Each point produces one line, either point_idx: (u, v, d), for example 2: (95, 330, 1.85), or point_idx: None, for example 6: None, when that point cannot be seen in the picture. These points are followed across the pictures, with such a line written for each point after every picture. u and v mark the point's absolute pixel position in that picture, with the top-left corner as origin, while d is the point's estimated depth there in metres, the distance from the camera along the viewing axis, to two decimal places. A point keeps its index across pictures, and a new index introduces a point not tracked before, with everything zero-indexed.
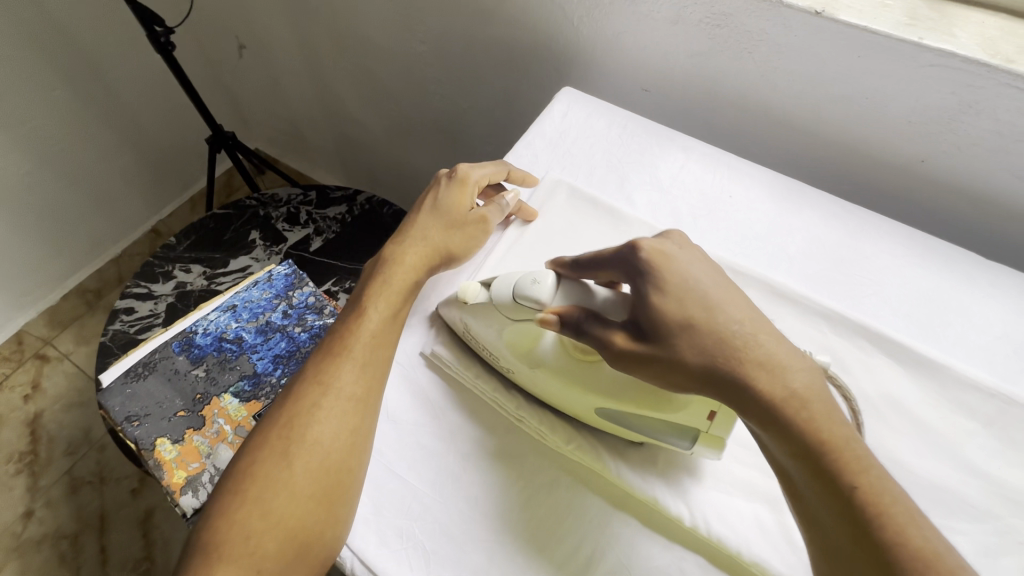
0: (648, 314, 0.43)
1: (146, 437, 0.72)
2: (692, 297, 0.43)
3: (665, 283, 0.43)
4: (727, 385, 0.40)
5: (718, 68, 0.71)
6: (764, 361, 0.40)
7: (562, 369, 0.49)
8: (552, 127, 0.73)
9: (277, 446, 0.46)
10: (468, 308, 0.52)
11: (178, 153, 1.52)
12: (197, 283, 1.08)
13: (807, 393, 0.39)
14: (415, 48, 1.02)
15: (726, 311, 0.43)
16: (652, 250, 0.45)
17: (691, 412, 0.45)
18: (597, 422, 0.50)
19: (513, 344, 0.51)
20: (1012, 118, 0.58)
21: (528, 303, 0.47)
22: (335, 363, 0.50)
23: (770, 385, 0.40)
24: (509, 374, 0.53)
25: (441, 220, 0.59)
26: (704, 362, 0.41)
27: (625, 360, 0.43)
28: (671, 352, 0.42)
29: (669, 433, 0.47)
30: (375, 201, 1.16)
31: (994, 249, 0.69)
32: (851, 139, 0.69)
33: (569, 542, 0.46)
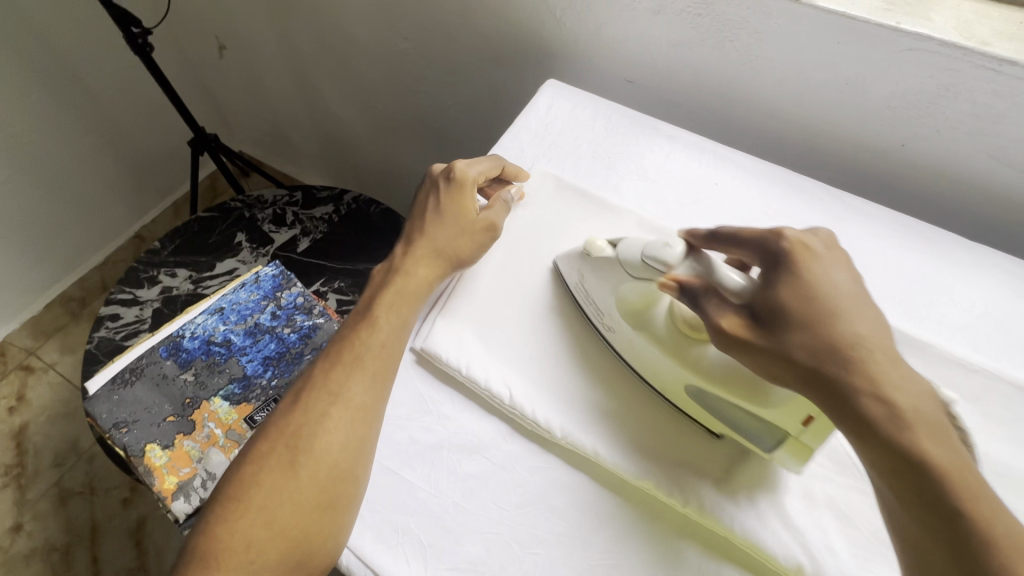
0: (768, 301, 0.42)
1: (135, 443, 0.71)
2: (821, 302, 0.41)
3: (800, 281, 0.42)
4: (831, 391, 0.38)
5: (703, 58, 0.71)
6: (880, 379, 0.37)
7: (667, 338, 0.50)
8: (537, 119, 0.72)
9: (285, 454, 0.44)
10: (591, 262, 0.54)
11: (161, 155, 1.50)
12: (183, 287, 1.06)
13: (918, 415, 0.36)
14: (399, 46, 1.02)
15: (849, 322, 0.40)
16: (795, 242, 0.43)
17: (784, 415, 0.43)
18: (682, 399, 0.50)
19: (627, 302, 0.52)
20: (988, 99, 0.59)
21: (653, 263, 0.48)
22: (344, 373, 0.48)
23: (878, 399, 0.37)
24: (608, 333, 0.54)
25: (449, 227, 0.56)
26: (813, 363, 0.39)
27: (724, 339, 0.43)
28: (783, 347, 0.40)
29: (755, 431, 0.46)
30: (361, 200, 1.15)
31: (975, 230, 0.70)
32: (835, 126, 0.69)
33: (565, 532, 0.46)
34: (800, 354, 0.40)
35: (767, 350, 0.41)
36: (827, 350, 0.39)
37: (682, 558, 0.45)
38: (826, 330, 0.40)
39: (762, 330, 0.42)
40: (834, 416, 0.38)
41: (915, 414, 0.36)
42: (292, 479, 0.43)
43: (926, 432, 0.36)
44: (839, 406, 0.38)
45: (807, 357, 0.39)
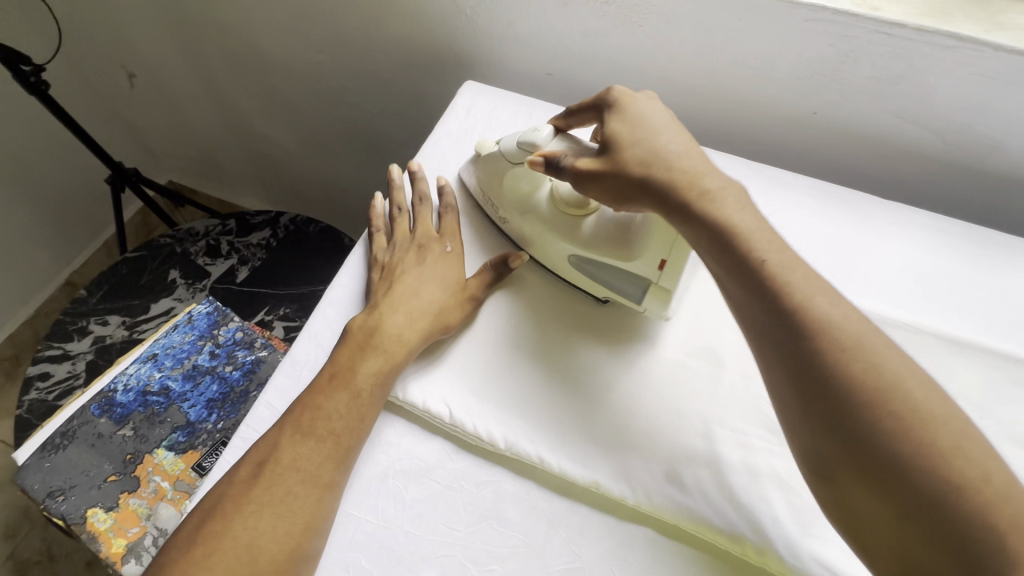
0: (606, 138, 0.49)
1: (74, 511, 0.67)
2: (640, 125, 0.49)
3: (623, 116, 0.50)
4: (656, 189, 0.46)
5: (616, 45, 0.71)
6: (693, 171, 0.45)
7: (550, 215, 0.56)
8: (456, 123, 0.71)
9: (238, 535, 0.42)
10: (480, 161, 0.60)
11: (82, 197, 1.41)
12: (117, 334, 1.01)
13: (723, 191, 0.44)
14: (313, 58, 0.98)
15: (662, 135, 0.48)
16: (621, 91, 0.52)
17: (644, 263, 0.51)
18: (566, 270, 0.57)
19: (513, 191, 0.58)
20: (885, 63, 0.60)
21: (527, 147, 0.54)
22: (316, 449, 0.46)
23: (685, 181, 0.45)
24: (503, 224, 0.61)
25: (440, 290, 0.55)
26: (640, 170, 0.46)
27: (582, 179, 0.49)
28: (619, 166, 0.47)
29: (626, 284, 0.54)
30: (298, 219, 1.12)
31: (891, 187, 0.73)
32: (750, 100, 0.70)
33: (518, 544, 0.45)
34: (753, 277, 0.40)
35: (609, 175, 0.48)
36: (650, 160, 0.46)
37: (636, 551, 0.46)
38: (776, 262, 0.41)
39: (711, 245, 0.43)
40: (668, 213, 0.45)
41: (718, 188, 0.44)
42: (250, 563, 0.41)
43: (730, 201, 0.44)
44: (675, 206, 0.45)
45: (714, 232, 0.43)
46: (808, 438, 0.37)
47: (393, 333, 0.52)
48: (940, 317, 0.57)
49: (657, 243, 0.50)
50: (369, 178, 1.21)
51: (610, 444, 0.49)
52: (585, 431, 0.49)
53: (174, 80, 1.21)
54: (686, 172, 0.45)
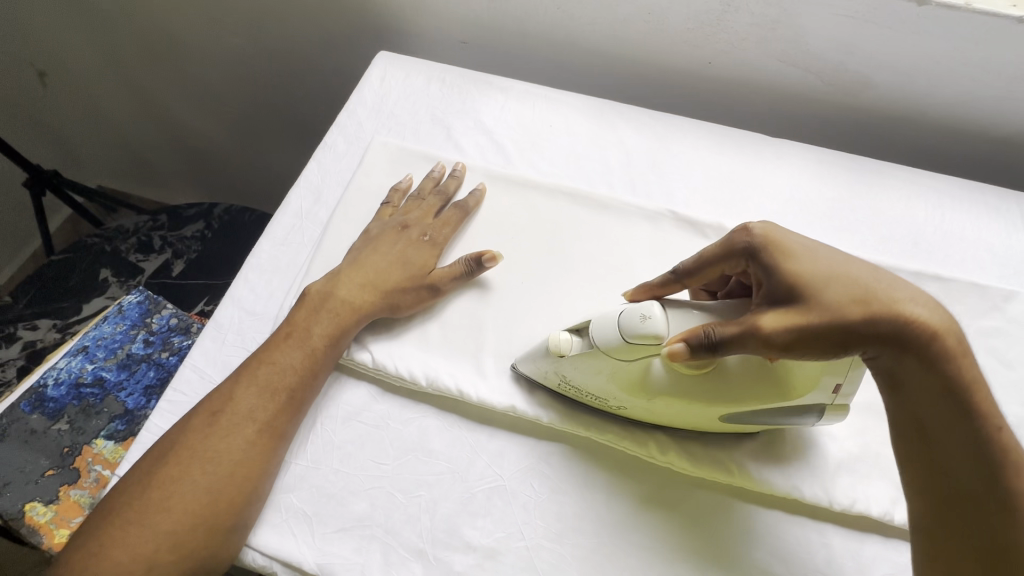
0: (784, 279, 0.40)
1: (11, 507, 0.66)
2: (826, 255, 0.41)
3: (793, 251, 0.41)
4: (885, 333, 0.38)
5: (520, 8, 0.74)
6: (915, 302, 0.39)
7: (682, 395, 0.45)
8: (371, 93, 0.72)
9: (196, 480, 0.44)
10: (568, 363, 0.47)
11: (9, 209, 1.30)
12: (48, 337, 0.98)
13: (958, 338, 0.38)
14: (231, 42, 0.97)
15: (862, 264, 0.41)
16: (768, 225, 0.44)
17: (820, 392, 0.43)
18: (720, 424, 0.48)
19: (622, 382, 0.46)
20: (761, 9, 0.65)
21: (643, 339, 0.43)
22: (272, 402, 0.47)
23: (925, 322, 0.38)
24: (620, 410, 0.49)
25: (397, 269, 0.55)
26: (864, 312, 0.38)
27: (773, 338, 0.39)
28: (832, 311, 0.38)
29: (791, 418, 0.46)
30: (232, 209, 1.11)
31: (782, 126, 0.78)
32: (649, 55, 0.75)
33: (443, 470, 0.48)
34: (984, 447, 0.37)
35: (818, 324, 0.38)
36: (865, 296, 0.39)
37: (553, 465, 0.49)
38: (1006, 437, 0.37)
39: (941, 402, 0.38)
40: (894, 361, 0.38)
41: (953, 333, 0.38)
42: (209, 504, 0.43)
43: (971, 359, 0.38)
44: (915, 352, 0.38)
45: (952, 389, 0.37)
46: None
47: (346, 297, 0.53)
48: (823, 238, 0.64)
49: (829, 374, 0.42)
50: (303, 164, 1.20)
51: (530, 373, 0.52)
52: (506, 364, 0.53)
53: (90, 75, 1.16)
54: (915, 308, 0.38)
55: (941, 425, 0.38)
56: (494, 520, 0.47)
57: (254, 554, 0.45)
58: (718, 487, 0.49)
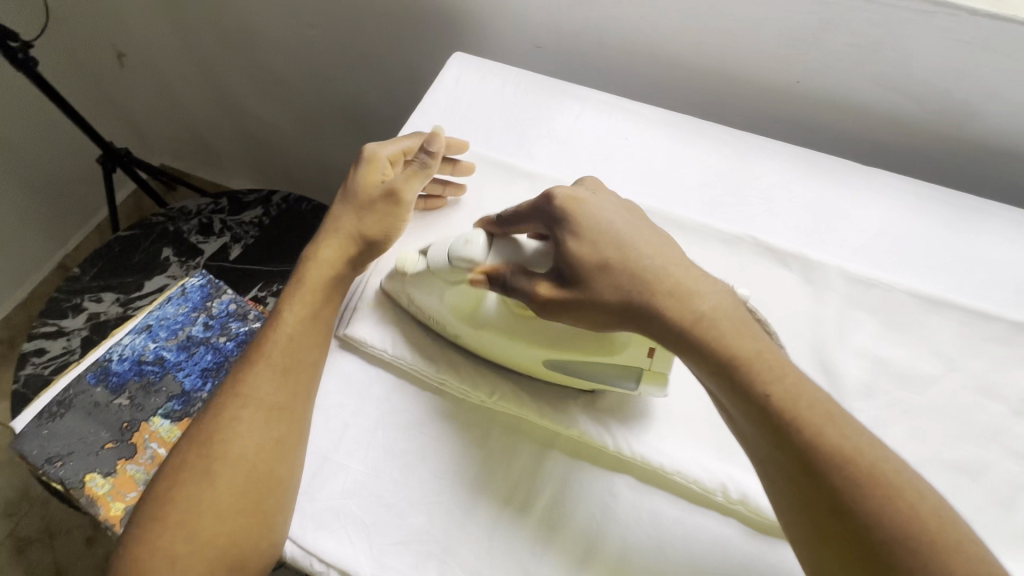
0: (568, 259, 0.44)
1: (72, 475, 0.68)
2: (609, 235, 0.44)
3: (583, 230, 0.45)
4: (645, 318, 0.42)
5: (602, 15, 0.72)
6: (682, 287, 0.42)
7: (507, 328, 0.49)
8: (445, 94, 0.72)
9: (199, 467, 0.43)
10: (407, 280, 0.52)
11: (80, 182, 1.36)
12: (111, 310, 1.02)
13: (721, 316, 0.41)
14: (305, 33, 0.98)
15: (635, 246, 0.44)
16: (566, 198, 0.46)
17: (631, 350, 0.46)
18: (547, 375, 0.51)
19: (455, 306, 0.51)
20: (867, 29, 0.61)
21: (462, 263, 0.48)
22: (263, 377, 0.47)
23: (681, 310, 0.42)
24: (456, 338, 0.53)
25: (351, 209, 0.54)
26: (621, 297, 0.43)
27: (547, 307, 0.45)
28: (591, 294, 0.43)
29: (615, 375, 0.49)
30: (291, 198, 1.12)
31: (870, 154, 0.74)
32: (734, 70, 0.72)
33: (505, 491, 0.47)
34: (761, 409, 0.39)
35: (581, 301, 0.43)
36: (630, 282, 0.43)
37: (618, 495, 0.48)
38: (784, 392, 0.39)
39: (715, 374, 0.41)
40: (656, 335, 0.43)
41: (716, 313, 0.41)
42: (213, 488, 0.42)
43: (730, 326, 0.41)
44: (673, 330, 0.41)
45: (711, 358, 0.40)
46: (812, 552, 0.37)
47: (316, 257, 0.53)
48: (916, 276, 0.59)
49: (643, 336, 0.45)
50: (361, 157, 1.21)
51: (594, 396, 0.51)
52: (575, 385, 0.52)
53: (162, 59, 1.20)
54: (676, 296, 0.42)
55: (721, 394, 0.41)
56: (556, 547, 0.45)
57: (313, 560, 0.45)
58: None
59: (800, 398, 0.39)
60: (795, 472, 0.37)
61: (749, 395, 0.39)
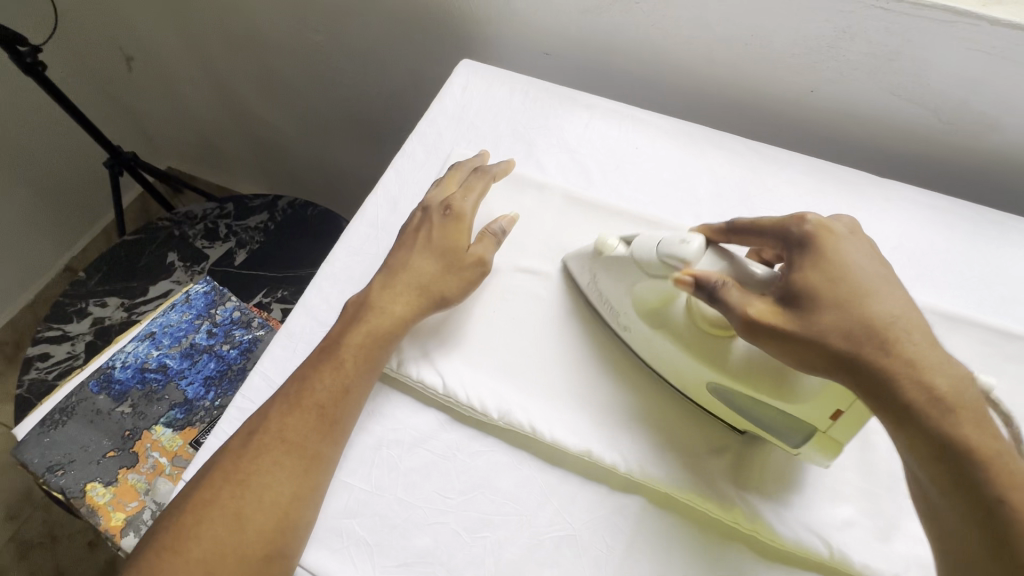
0: (800, 288, 0.41)
1: (73, 485, 0.68)
2: (849, 282, 0.40)
3: (825, 263, 0.41)
4: (869, 373, 0.38)
5: (611, 22, 0.71)
6: (918, 362, 0.37)
7: (688, 334, 0.47)
8: (453, 102, 0.71)
9: (225, 505, 0.42)
10: (602, 262, 0.52)
11: (86, 184, 1.36)
12: (116, 315, 1.01)
13: (959, 401, 0.36)
14: (312, 38, 0.97)
15: (880, 301, 0.40)
16: (818, 226, 0.43)
17: (811, 410, 0.42)
18: (706, 400, 0.48)
19: (640, 300, 0.49)
20: (882, 39, 0.60)
21: (670, 261, 0.46)
22: (301, 420, 0.46)
23: (918, 378, 0.36)
24: (623, 332, 0.52)
25: (435, 261, 0.52)
26: (847, 342, 0.38)
27: (753, 329, 0.41)
28: (814, 334, 0.39)
29: (780, 426, 0.45)
30: (296, 203, 1.11)
31: (884, 165, 0.73)
32: (746, 79, 0.70)
33: (511, 512, 0.46)
34: (977, 506, 0.34)
35: (798, 330, 0.39)
36: (866, 334, 0.38)
37: (627, 518, 0.46)
38: (1022, 501, 0.33)
39: (934, 461, 0.36)
40: (869, 395, 0.38)
41: (956, 397, 0.36)
42: (237, 530, 0.41)
43: (975, 413, 0.36)
44: (894, 399, 0.37)
45: (938, 438, 0.35)
46: None
47: (385, 305, 0.51)
48: (935, 292, 0.58)
49: (834, 392, 0.40)
50: (368, 162, 1.20)
51: (609, 416, 0.49)
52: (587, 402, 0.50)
53: (170, 64, 1.20)
54: (916, 361, 0.37)
55: (936, 487, 0.36)
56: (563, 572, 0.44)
57: None
58: (810, 564, 0.45)
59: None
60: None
61: (970, 491, 0.34)
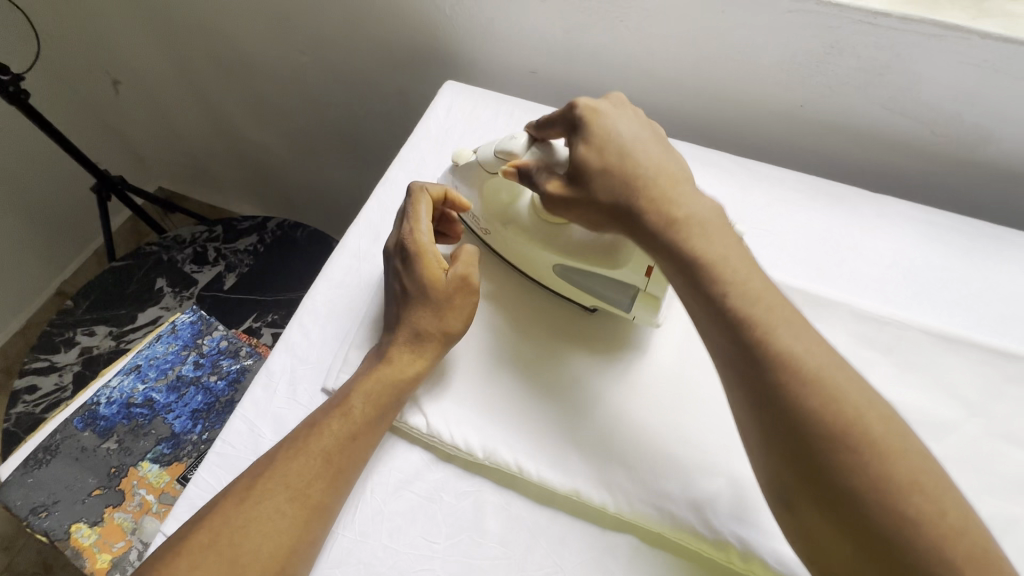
0: (577, 160, 0.48)
1: (58, 527, 0.66)
2: (609, 147, 0.47)
3: (592, 136, 0.48)
4: (631, 217, 0.45)
5: (597, 40, 0.70)
6: (659, 198, 0.45)
7: (530, 225, 0.54)
8: (437, 125, 0.70)
9: (222, 553, 0.40)
10: (458, 170, 0.57)
11: (76, 209, 1.35)
12: (104, 344, 1.00)
13: (692, 221, 0.44)
14: (296, 60, 0.96)
15: (636, 157, 0.47)
16: (586, 107, 0.50)
17: (629, 270, 0.49)
18: (554, 282, 0.55)
19: (492, 201, 0.56)
20: (870, 53, 0.59)
21: (503, 155, 0.52)
22: (307, 466, 0.44)
23: (661, 214, 0.44)
24: (485, 235, 0.58)
25: (428, 305, 0.50)
26: (611, 198, 0.46)
27: (552, 203, 0.48)
28: (589, 192, 0.47)
29: (613, 292, 0.52)
30: (286, 224, 1.10)
31: (878, 179, 0.71)
32: (735, 96, 0.69)
33: (498, 556, 0.45)
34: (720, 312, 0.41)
35: (580, 198, 0.47)
36: (626, 186, 0.46)
37: (620, 560, 0.45)
38: (744, 295, 0.41)
39: (684, 279, 0.43)
40: (636, 238, 0.45)
41: (687, 219, 0.44)
42: None
43: (701, 230, 0.43)
44: (648, 233, 0.44)
45: (679, 257, 0.43)
46: (771, 469, 0.38)
47: (399, 352, 0.49)
48: (932, 312, 0.56)
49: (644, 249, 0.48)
50: (357, 180, 1.19)
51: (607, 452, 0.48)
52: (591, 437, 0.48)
53: (156, 87, 1.19)
54: (662, 199, 0.45)
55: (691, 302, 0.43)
56: None
57: None
58: None
59: (770, 317, 0.40)
60: (748, 374, 0.39)
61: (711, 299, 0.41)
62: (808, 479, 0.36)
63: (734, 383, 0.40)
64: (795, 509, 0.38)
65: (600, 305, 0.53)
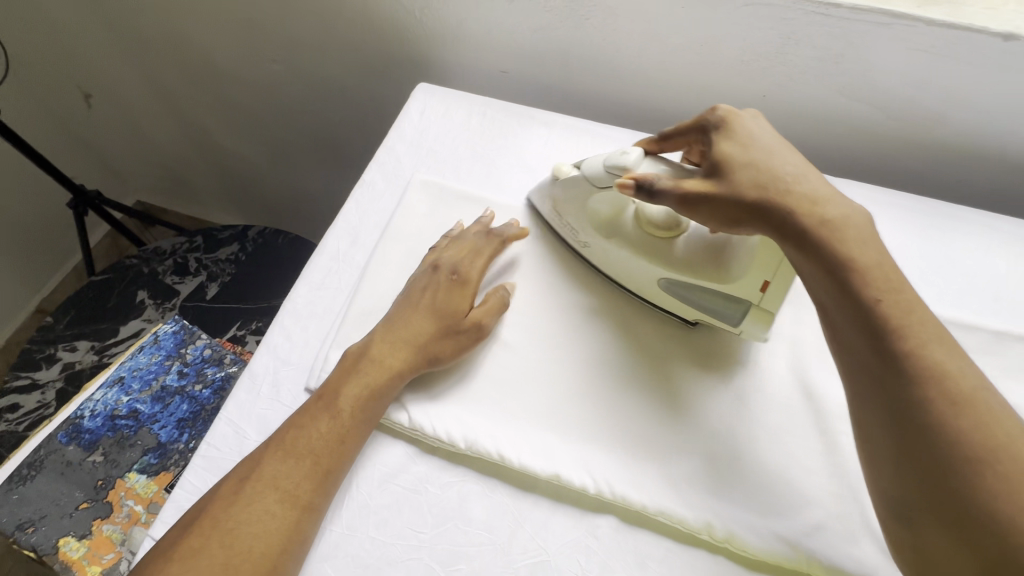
0: (719, 159, 0.47)
1: (45, 542, 0.66)
2: (754, 147, 0.47)
3: (737, 137, 0.48)
4: (775, 213, 0.43)
5: (566, 39, 0.71)
6: (808, 196, 0.43)
7: (635, 239, 0.54)
8: (411, 127, 0.71)
9: (214, 554, 0.41)
10: (558, 186, 0.58)
11: (52, 225, 1.33)
12: (86, 359, 0.99)
13: (843, 224, 0.42)
14: (270, 68, 0.97)
15: (782, 157, 0.46)
16: (724, 112, 0.50)
17: (745, 283, 0.49)
18: (657, 296, 0.55)
19: (594, 214, 0.56)
20: (826, 43, 0.61)
21: (615, 170, 0.51)
22: (296, 468, 0.45)
23: (807, 210, 0.43)
24: (583, 249, 0.58)
25: (429, 316, 0.52)
26: (758, 192, 0.44)
27: (687, 200, 0.46)
28: (732, 187, 0.45)
29: (723, 307, 0.51)
30: (266, 232, 1.10)
31: (841, 164, 0.74)
32: (700, 88, 0.71)
33: (483, 542, 0.46)
34: (861, 314, 0.39)
35: (722, 192, 0.45)
36: (769, 182, 0.44)
37: (601, 540, 0.46)
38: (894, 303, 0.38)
39: (823, 279, 0.41)
40: (776, 233, 0.44)
41: (841, 224, 0.42)
42: None
43: (852, 234, 0.41)
44: (792, 232, 0.43)
45: (822, 256, 0.41)
46: (895, 483, 0.36)
47: (383, 355, 0.50)
48: None
49: (761, 262, 0.48)
50: (337, 186, 1.19)
51: (584, 439, 0.49)
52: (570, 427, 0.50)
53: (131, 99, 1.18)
54: (809, 198, 0.43)
55: (829, 300, 0.41)
56: None
57: None
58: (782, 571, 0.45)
59: (925, 328, 0.37)
60: (883, 374, 0.37)
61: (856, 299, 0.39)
62: (931, 491, 0.34)
63: (869, 386, 0.38)
64: (917, 530, 0.35)
65: (706, 319, 0.53)
